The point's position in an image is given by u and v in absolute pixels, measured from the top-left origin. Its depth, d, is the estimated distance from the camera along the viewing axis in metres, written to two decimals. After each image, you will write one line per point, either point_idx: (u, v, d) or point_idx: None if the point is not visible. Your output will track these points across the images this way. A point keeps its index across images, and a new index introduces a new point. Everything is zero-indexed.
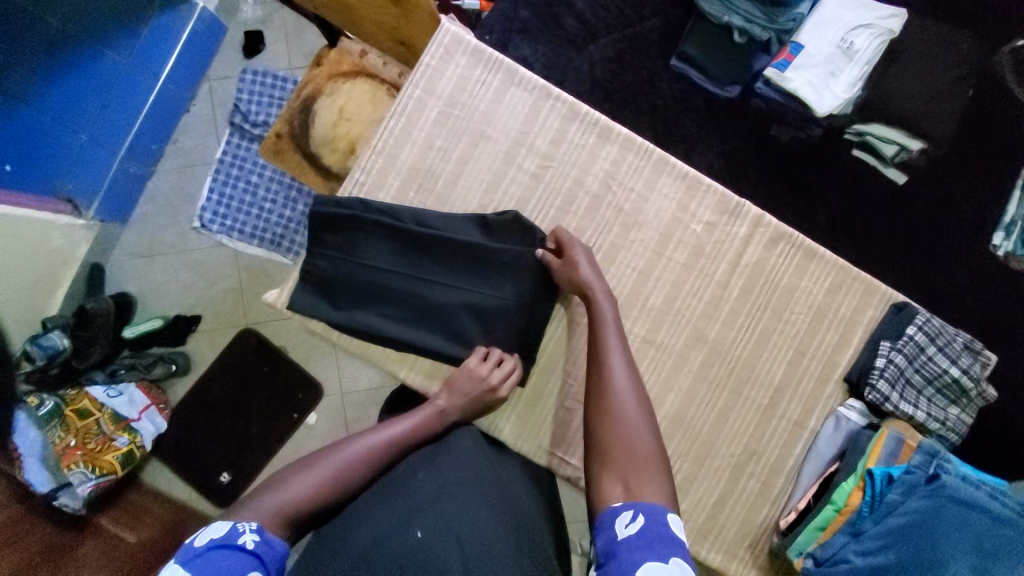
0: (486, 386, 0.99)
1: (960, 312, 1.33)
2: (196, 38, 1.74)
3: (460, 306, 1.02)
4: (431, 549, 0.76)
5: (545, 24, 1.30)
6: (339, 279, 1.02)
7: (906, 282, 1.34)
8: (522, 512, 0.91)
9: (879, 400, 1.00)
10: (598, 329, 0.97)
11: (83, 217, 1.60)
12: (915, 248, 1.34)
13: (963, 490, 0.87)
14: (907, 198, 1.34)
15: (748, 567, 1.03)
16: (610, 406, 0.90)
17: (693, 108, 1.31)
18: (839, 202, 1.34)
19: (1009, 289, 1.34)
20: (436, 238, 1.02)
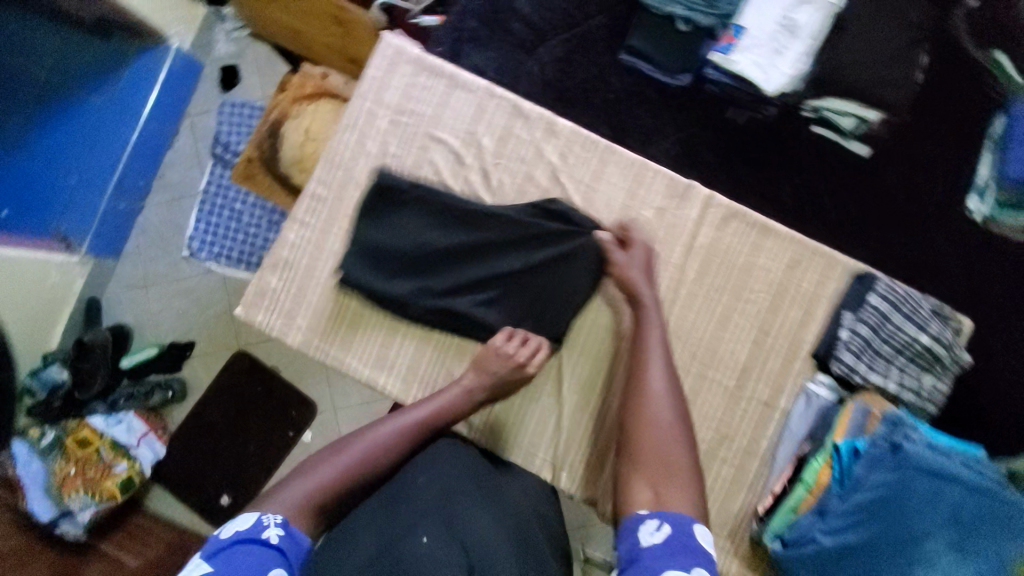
0: (513, 361, 0.89)
1: (947, 282, 1.15)
2: (176, 75, 1.61)
3: (499, 283, 0.93)
4: (430, 553, 0.66)
5: (493, 30, 1.20)
6: (388, 244, 0.94)
7: (911, 266, 1.16)
8: (523, 516, 0.80)
9: (846, 374, 0.85)
10: (644, 320, 0.87)
11: (77, 254, 1.50)
12: (925, 216, 1.16)
13: (935, 460, 0.72)
14: (877, 170, 1.17)
15: (730, 559, 0.88)
16: (643, 414, 0.78)
17: (645, 100, 1.20)
18: (814, 181, 1.18)
19: (998, 255, 1.15)
20: (479, 216, 0.94)
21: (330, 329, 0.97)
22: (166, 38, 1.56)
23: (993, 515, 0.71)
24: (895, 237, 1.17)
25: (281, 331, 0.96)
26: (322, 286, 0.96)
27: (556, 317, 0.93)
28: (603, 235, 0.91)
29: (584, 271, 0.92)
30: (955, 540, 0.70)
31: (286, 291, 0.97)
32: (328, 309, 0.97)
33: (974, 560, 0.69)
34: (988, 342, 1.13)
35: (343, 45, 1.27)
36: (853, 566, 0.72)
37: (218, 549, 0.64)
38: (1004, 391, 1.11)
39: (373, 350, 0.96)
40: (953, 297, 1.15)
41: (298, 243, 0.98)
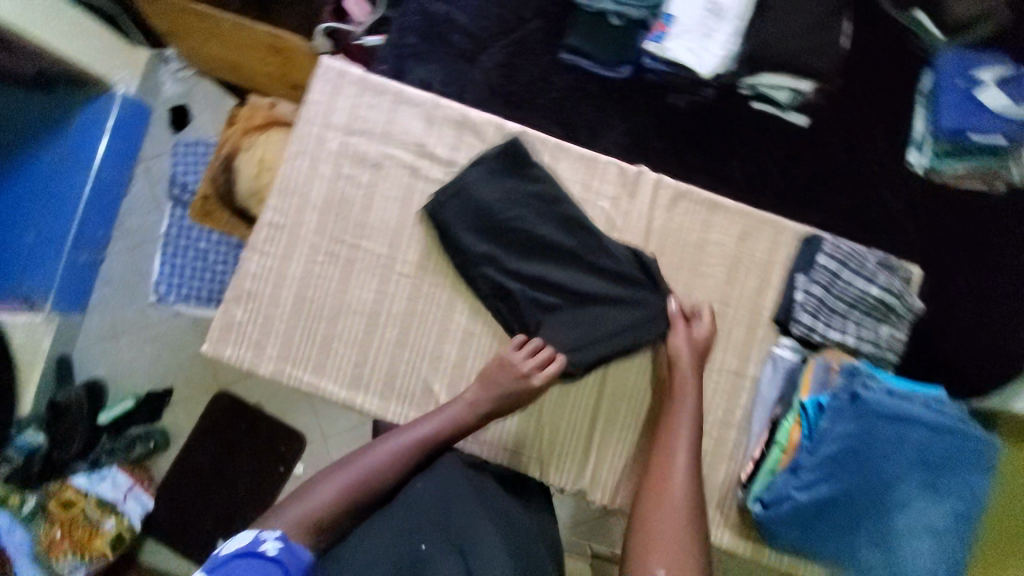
0: (519, 374, 0.87)
1: (907, 238, 1.17)
2: (124, 122, 1.55)
3: (564, 278, 0.91)
4: (431, 559, 0.69)
5: (434, 44, 1.22)
6: (471, 209, 0.93)
7: (871, 225, 1.18)
8: (515, 512, 0.81)
9: (805, 334, 0.88)
10: (681, 391, 0.86)
11: (41, 312, 1.46)
12: (875, 175, 1.19)
13: (892, 405, 0.74)
14: (823, 137, 1.20)
15: (722, 530, 0.89)
16: (667, 473, 0.80)
17: (588, 95, 1.22)
18: (763, 154, 1.21)
19: (952, 204, 1.17)
20: (560, 212, 0.93)
21: (301, 356, 0.95)
22: (110, 84, 1.51)
23: (955, 450, 0.74)
24: (852, 197, 1.18)
25: (251, 363, 0.95)
26: (289, 313, 0.95)
27: (526, 316, 0.91)
28: (673, 307, 0.90)
29: (621, 324, 0.89)
30: (925, 478, 0.74)
31: (253, 323, 0.95)
32: (297, 336, 0.95)
33: (934, 494, 0.74)
34: (949, 289, 1.16)
35: (286, 73, 1.27)
36: (827, 516, 0.75)
37: (216, 564, 0.64)
38: (967, 333, 1.14)
39: (349, 370, 0.94)
40: (912, 251, 1.17)
41: (260, 272, 0.96)
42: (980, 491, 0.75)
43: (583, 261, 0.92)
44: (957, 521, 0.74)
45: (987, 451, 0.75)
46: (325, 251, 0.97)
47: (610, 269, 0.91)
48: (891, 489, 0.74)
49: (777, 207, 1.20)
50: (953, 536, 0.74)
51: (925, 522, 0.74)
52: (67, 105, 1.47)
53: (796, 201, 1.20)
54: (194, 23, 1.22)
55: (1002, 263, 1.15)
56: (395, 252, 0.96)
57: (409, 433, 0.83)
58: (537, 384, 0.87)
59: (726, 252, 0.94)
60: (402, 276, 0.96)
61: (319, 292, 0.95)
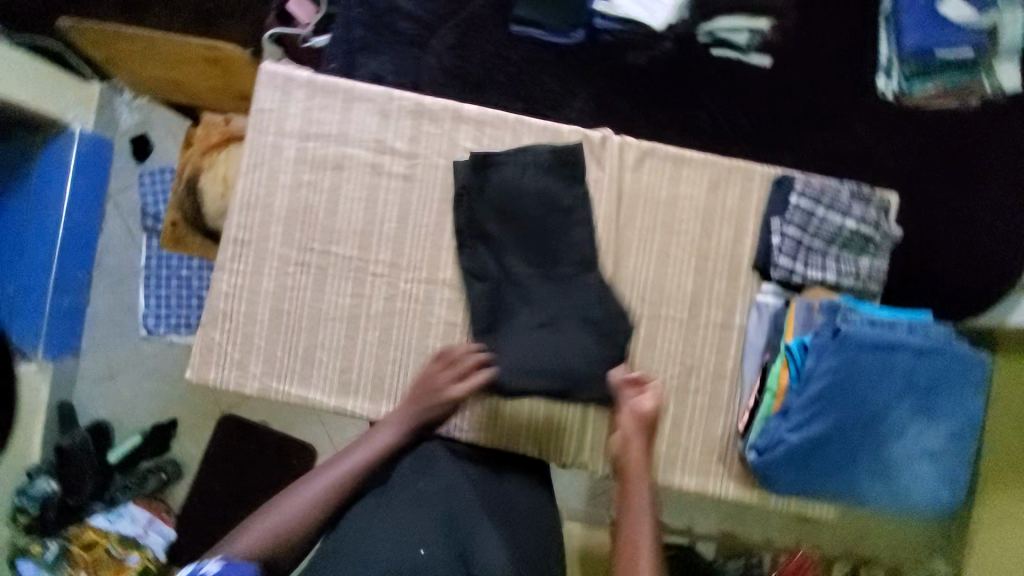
0: (440, 391, 0.85)
1: (887, 168, 1.14)
2: (84, 159, 1.50)
3: (567, 284, 0.90)
4: (432, 562, 0.71)
5: (380, 35, 1.15)
6: (496, 201, 0.91)
7: (854, 161, 1.14)
8: (514, 500, 0.83)
9: (786, 276, 0.88)
10: (632, 463, 0.81)
11: (35, 362, 1.45)
12: (849, 108, 1.15)
13: (876, 335, 0.74)
14: (792, 76, 1.16)
15: (726, 481, 0.90)
16: (634, 529, 0.76)
17: (547, 65, 1.17)
18: (735, 100, 1.16)
19: (930, 126, 1.14)
20: (571, 216, 0.91)
21: (286, 370, 0.94)
22: (65, 122, 1.45)
23: (945, 371, 0.75)
24: (829, 133, 1.15)
25: (237, 383, 0.94)
26: (267, 329, 0.94)
27: (506, 300, 0.90)
28: (618, 374, 0.85)
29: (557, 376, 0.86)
30: (917, 403, 0.75)
31: (233, 343, 0.94)
32: (279, 350, 0.94)
33: (928, 417, 0.75)
34: (934, 216, 1.13)
35: (229, 83, 1.20)
36: (825, 455, 0.75)
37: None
38: (953, 258, 1.13)
39: (336, 377, 0.94)
40: (896, 181, 1.14)
41: (232, 291, 0.94)
42: (972, 408, 0.76)
43: (566, 279, 0.90)
44: (951, 439, 0.76)
45: (977, 368, 0.76)
46: (296, 261, 0.94)
47: (561, 326, 0.88)
48: (883, 419, 0.74)
49: (760, 156, 1.15)
50: (948, 454, 0.76)
51: (920, 445, 0.75)
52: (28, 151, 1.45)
53: (780, 147, 1.15)
54: (128, 46, 1.14)
55: (983, 178, 1.13)
56: (367, 252, 0.94)
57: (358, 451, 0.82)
58: (458, 396, 0.85)
59: (742, 220, 0.92)
60: (377, 276, 0.94)
61: (295, 304, 0.94)
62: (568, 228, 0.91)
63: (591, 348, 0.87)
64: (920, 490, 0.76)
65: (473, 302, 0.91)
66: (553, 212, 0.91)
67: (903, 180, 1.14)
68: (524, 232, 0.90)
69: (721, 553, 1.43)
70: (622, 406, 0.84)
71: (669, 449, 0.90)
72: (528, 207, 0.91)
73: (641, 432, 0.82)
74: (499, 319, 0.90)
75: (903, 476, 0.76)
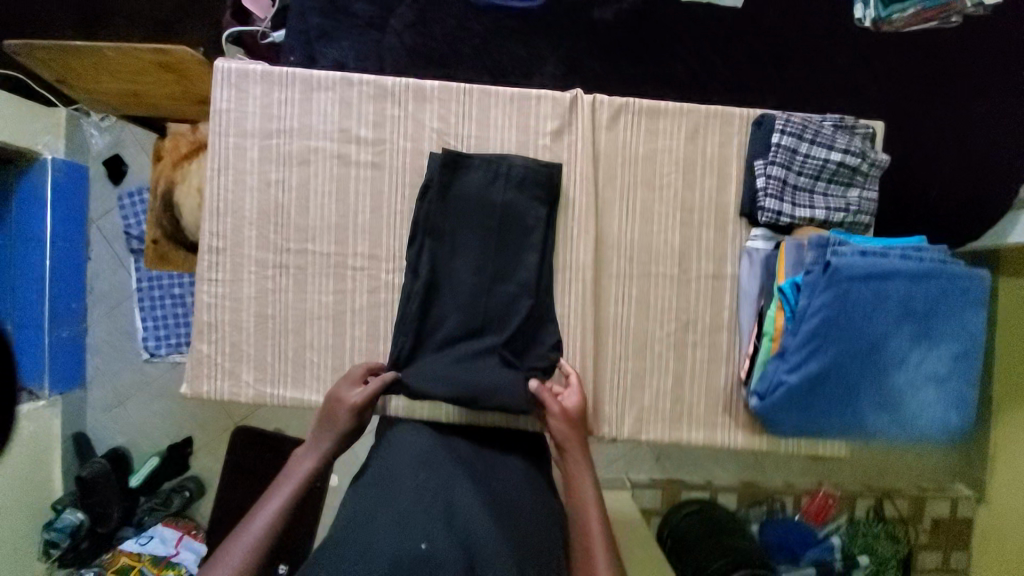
0: (342, 403, 0.84)
1: (872, 98, 1.09)
2: (61, 190, 1.48)
3: (502, 286, 0.89)
4: (437, 555, 0.60)
5: (336, 19, 1.10)
6: (451, 202, 0.89)
7: (840, 94, 1.10)
8: (514, 500, 0.76)
9: (774, 219, 0.86)
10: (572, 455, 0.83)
11: (42, 397, 1.45)
12: (831, 37, 1.09)
13: (869, 264, 0.72)
14: (770, 10, 1.09)
15: (735, 431, 0.90)
16: (583, 515, 0.78)
17: (513, 32, 1.12)
18: (712, 46, 1.11)
19: (916, 48, 1.08)
20: (512, 210, 0.89)
21: (278, 375, 0.93)
22: (36, 152, 1.42)
23: (942, 293, 0.73)
24: (811, 65, 1.10)
25: (231, 394, 0.93)
26: (254, 335, 0.92)
27: (490, 280, 0.88)
28: (535, 384, 0.86)
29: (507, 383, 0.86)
30: (917, 328, 0.73)
31: (221, 354, 0.93)
32: (269, 355, 0.93)
33: (929, 341, 0.74)
34: (924, 141, 1.09)
35: (186, 88, 1.15)
36: (827, 392, 0.74)
37: None
38: (951, 180, 1.08)
39: (330, 375, 0.93)
40: (884, 109, 1.09)
41: (213, 302, 0.92)
42: (974, 327, 0.74)
43: (492, 290, 0.88)
44: (956, 361, 0.74)
45: (976, 286, 0.74)
46: (274, 263, 0.92)
47: (484, 333, 0.88)
48: (884, 348, 0.73)
49: (741, 100, 1.12)
50: (953, 377, 0.75)
51: (923, 371, 0.74)
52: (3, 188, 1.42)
53: (762, 88, 1.11)
54: (75, 62, 1.06)
55: (982, 96, 1.06)
56: (345, 246, 0.92)
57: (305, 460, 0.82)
58: (358, 401, 0.84)
59: (709, 181, 0.91)
60: (357, 269, 0.92)
61: (278, 307, 0.92)
62: (545, 196, 0.89)
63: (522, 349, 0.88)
64: (927, 415, 0.75)
65: (457, 284, 0.89)
66: (528, 181, 0.88)
67: (891, 108, 1.10)
68: (503, 206, 0.88)
69: (744, 502, 1.45)
70: (548, 409, 0.84)
71: (673, 405, 0.90)
72: (503, 179, 0.88)
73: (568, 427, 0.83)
74: (485, 298, 0.88)
75: (907, 403, 0.75)
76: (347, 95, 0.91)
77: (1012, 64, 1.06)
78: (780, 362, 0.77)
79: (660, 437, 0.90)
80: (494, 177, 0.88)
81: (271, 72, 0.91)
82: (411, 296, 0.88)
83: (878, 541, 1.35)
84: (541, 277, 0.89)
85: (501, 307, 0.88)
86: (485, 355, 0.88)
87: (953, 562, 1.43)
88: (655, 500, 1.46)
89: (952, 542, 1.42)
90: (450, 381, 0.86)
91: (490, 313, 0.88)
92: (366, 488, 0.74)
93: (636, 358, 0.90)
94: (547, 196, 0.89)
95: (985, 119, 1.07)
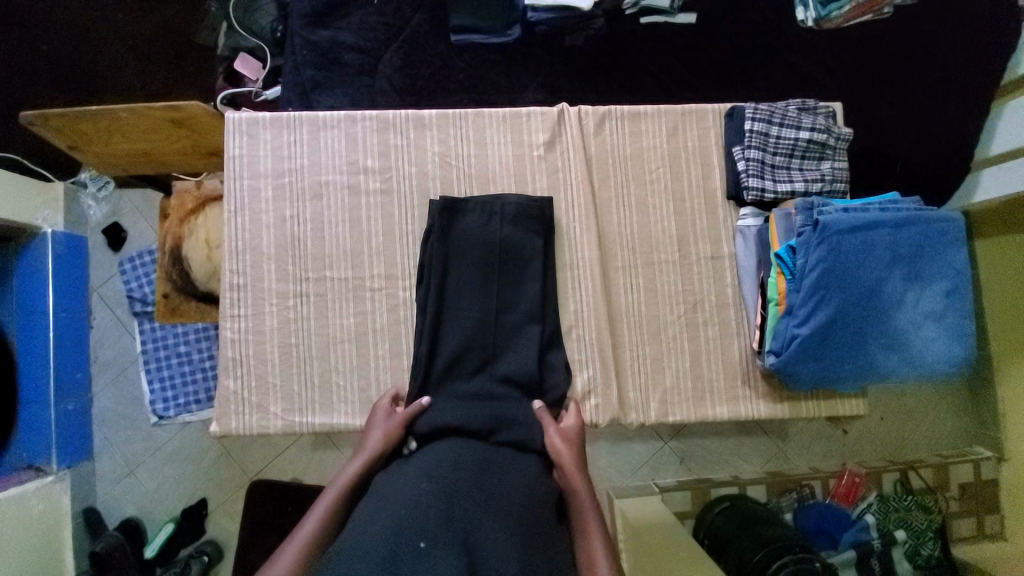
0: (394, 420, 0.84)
1: (827, 89, 1.20)
2: (63, 261, 1.41)
3: (519, 288, 0.93)
4: (435, 559, 0.54)
5: (329, 70, 1.16)
6: (459, 218, 0.93)
7: (797, 89, 1.21)
8: (538, 508, 0.69)
9: (759, 196, 0.93)
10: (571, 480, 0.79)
11: (50, 472, 1.34)
12: (781, 40, 1.21)
13: (851, 219, 0.80)
14: (722, 25, 1.21)
15: (757, 400, 0.95)
16: (589, 547, 0.70)
17: (493, 64, 1.20)
18: (674, 60, 1.21)
19: (857, 40, 1.19)
20: (517, 213, 0.94)
21: (306, 402, 0.94)
22: (35, 226, 1.35)
23: (924, 236, 0.81)
24: (769, 66, 1.21)
25: (260, 427, 0.94)
26: (280, 365, 0.94)
27: (506, 286, 0.92)
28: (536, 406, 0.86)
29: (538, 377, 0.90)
30: (906, 271, 0.80)
31: (248, 388, 0.94)
32: (295, 384, 0.94)
33: (921, 282, 0.81)
34: (882, 119, 1.18)
35: (196, 141, 1.21)
36: (835, 340, 0.80)
37: None
38: (912, 149, 1.17)
39: (357, 397, 0.94)
40: (841, 95, 1.19)
41: (237, 336, 0.95)
42: (960, 264, 0.81)
43: (507, 292, 0.92)
44: (949, 298, 0.81)
45: (954, 228, 0.81)
46: (294, 293, 0.96)
47: (509, 335, 0.91)
48: (880, 293, 0.80)
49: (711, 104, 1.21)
50: (949, 313, 0.81)
51: (921, 310, 0.80)
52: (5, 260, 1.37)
53: (726, 92, 1.22)
54: (87, 127, 1.12)
55: (926, 74, 1.17)
56: (361, 270, 0.96)
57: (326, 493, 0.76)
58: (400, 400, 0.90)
59: (694, 173, 0.99)
60: (375, 290, 0.96)
61: (302, 335, 0.95)
62: (540, 228, 0.94)
63: (542, 346, 0.91)
64: (933, 351, 0.81)
65: (476, 292, 0.92)
66: (522, 218, 0.94)
67: (848, 94, 1.20)
68: (502, 241, 0.93)
69: (773, 492, 1.42)
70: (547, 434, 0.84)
71: (694, 383, 0.95)
72: (498, 218, 0.93)
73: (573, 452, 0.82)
74: (502, 301, 0.92)
75: (912, 342, 0.81)
76: (348, 131, 0.98)
77: (952, 38, 1.16)
78: (789, 320, 0.83)
79: (687, 417, 0.94)
80: (490, 216, 0.94)
81: (276, 117, 0.98)
82: (428, 310, 0.91)
83: (910, 514, 1.33)
84: (548, 278, 0.94)
85: (518, 307, 0.92)
86: (508, 352, 0.90)
87: (988, 527, 1.38)
88: (687, 502, 1.43)
89: (984, 506, 1.39)
90: (479, 380, 0.89)
91: (508, 313, 0.92)
92: (374, 499, 0.68)
93: (652, 342, 0.95)
94: (541, 228, 0.95)
95: (934, 93, 1.16)
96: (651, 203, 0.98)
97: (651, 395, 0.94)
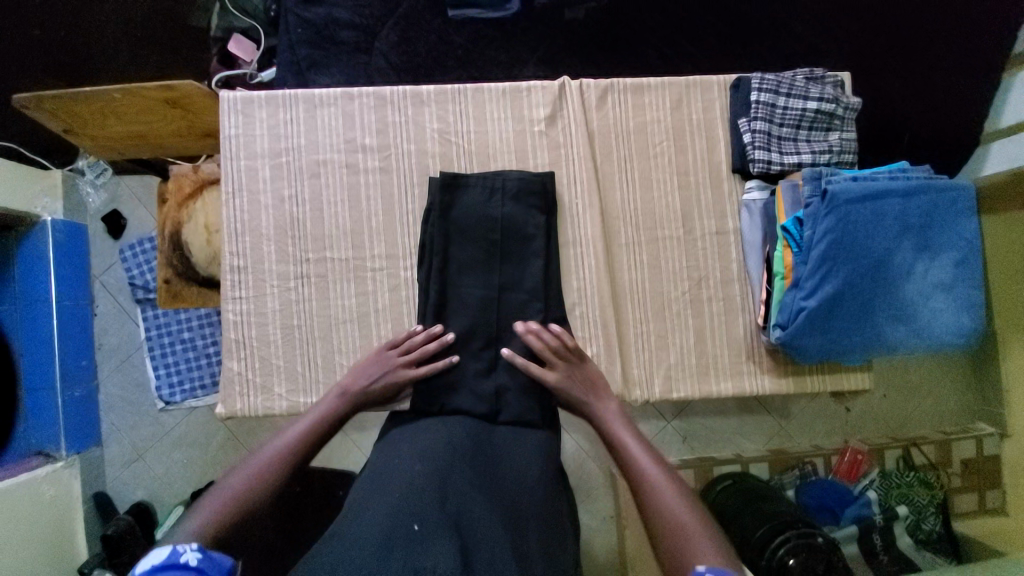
0: (394, 370, 0.85)
1: (834, 61, 1.17)
2: (64, 248, 1.40)
3: (522, 266, 0.92)
4: (428, 538, 0.54)
5: (324, 47, 1.14)
6: (461, 196, 0.92)
7: (804, 61, 1.18)
8: (539, 490, 0.69)
9: (765, 168, 0.91)
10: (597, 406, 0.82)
11: (61, 458, 1.35)
12: (789, 9, 1.17)
13: (860, 188, 0.78)
14: None
15: (761, 376, 0.95)
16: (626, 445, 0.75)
17: (492, 40, 1.16)
18: (678, 33, 1.18)
19: (866, 9, 1.15)
20: (517, 190, 0.93)
21: (309, 383, 0.94)
22: (35, 214, 1.34)
23: (932, 206, 0.79)
24: (775, 38, 1.17)
25: (265, 408, 0.94)
26: (282, 347, 0.94)
27: (509, 265, 0.91)
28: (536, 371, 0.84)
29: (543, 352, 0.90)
30: (916, 240, 0.79)
31: (251, 370, 0.94)
32: (298, 365, 0.94)
33: (930, 252, 0.80)
34: (891, 90, 1.16)
35: (192, 122, 1.20)
36: (842, 311, 0.80)
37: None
38: (921, 120, 1.15)
39: None
40: (848, 66, 1.17)
41: (239, 318, 0.94)
42: (970, 234, 0.80)
43: (511, 270, 0.91)
44: (958, 268, 0.80)
45: (964, 195, 0.80)
46: (295, 275, 0.95)
47: (511, 314, 0.90)
48: (889, 263, 0.79)
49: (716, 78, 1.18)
50: (958, 283, 0.80)
51: (930, 280, 0.80)
52: (7, 249, 1.36)
53: (732, 66, 1.19)
54: (82, 109, 1.10)
55: (937, 42, 1.13)
56: (362, 249, 0.95)
57: (243, 468, 0.68)
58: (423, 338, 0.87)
59: (699, 148, 0.97)
60: (376, 271, 0.95)
61: (304, 316, 0.95)
62: (541, 206, 0.93)
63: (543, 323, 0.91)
64: (942, 322, 0.80)
65: (478, 272, 0.91)
66: (523, 195, 0.92)
67: (856, 64, 1.17)
68: (503, 219, 0.92)
69: (776, 470, 1.41)
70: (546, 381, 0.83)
71: (699, 360, 0.94)
72: (499, 195, 0.92)
73: (586, 389, 0.84)
74: (505, 282, 0.91)
75: (920, 313, 0.80)
76: (342, 109, 0.96)
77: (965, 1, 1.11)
78: (796, 292, 0.82)
79: (690, 393, 0.94)
80: (490, 194, 0.92)
81: (271, 96, 0.96)
82: (428, 288, 0.90)
83: (913, 490, 1.33)
84: (549, 256, 0.93)
85: (520, 285, 0.91)
86: (511, 328, 0.90)
87: (990, 503, 1.37)
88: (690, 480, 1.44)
89: (985, 480, 1.38)
90: (484, 359, 0.88)
91: (510, 291, 0.91)
92: (369, 477, 0.68)
93: (656, 318, 0.95)
94: (543, 206, 0.93)
95: (945, 62, 1.13)
96: (655, 178, 0.97)
97: (657, 371, 0.94)
